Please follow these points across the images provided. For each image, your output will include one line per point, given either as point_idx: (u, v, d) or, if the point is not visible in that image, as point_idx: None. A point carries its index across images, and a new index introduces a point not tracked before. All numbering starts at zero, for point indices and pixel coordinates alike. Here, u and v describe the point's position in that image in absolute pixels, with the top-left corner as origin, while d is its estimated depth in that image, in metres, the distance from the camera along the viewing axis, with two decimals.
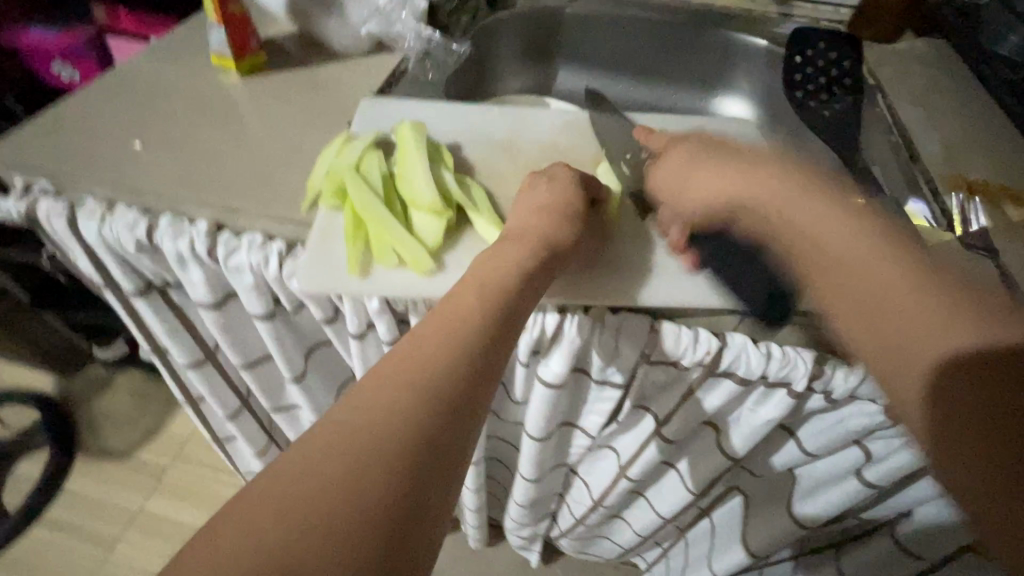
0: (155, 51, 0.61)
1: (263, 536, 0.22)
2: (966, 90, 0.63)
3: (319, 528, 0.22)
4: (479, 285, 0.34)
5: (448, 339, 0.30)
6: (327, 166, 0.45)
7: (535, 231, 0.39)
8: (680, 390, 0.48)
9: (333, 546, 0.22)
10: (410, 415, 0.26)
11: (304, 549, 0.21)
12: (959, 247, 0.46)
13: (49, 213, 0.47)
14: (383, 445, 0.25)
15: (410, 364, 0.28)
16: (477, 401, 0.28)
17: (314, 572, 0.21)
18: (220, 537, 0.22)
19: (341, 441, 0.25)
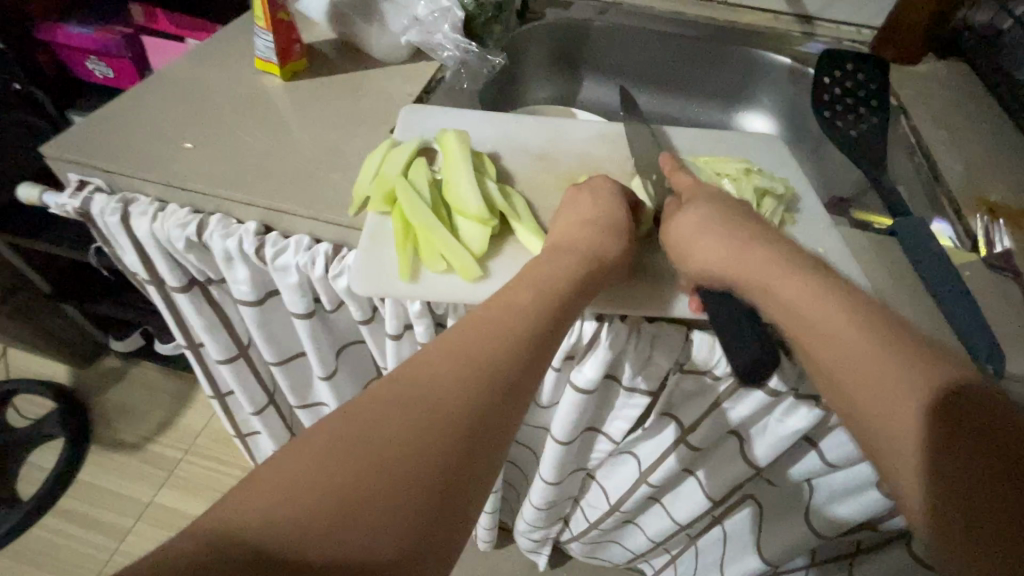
0: (200, 53, 0.62)
1: (337, 474, 0.25)
2: (987, 114, 0.65)
3: (384, 476, 0.25)
4: (527, 279, 0.37)
5: (503, 333, 0.32)
6: (375, 172, 0.46)
7: (580, 239, 0.40)
8: (709, 399, 0.49)
9: (396, 491, 0.25)
10: (468, 400, 0.28)
11: (371, 492, 0.25)
12: (983, 268, 0.47)
13: (103, 209, 0.48)
14: (443, 424, 0.27)
15: (472, 349, 0.31)
16: (525, 384, 0.31)
17: (379, 510, 0.24)
18: (299, 468, 0.25)
19: (404, 411, 0.27)
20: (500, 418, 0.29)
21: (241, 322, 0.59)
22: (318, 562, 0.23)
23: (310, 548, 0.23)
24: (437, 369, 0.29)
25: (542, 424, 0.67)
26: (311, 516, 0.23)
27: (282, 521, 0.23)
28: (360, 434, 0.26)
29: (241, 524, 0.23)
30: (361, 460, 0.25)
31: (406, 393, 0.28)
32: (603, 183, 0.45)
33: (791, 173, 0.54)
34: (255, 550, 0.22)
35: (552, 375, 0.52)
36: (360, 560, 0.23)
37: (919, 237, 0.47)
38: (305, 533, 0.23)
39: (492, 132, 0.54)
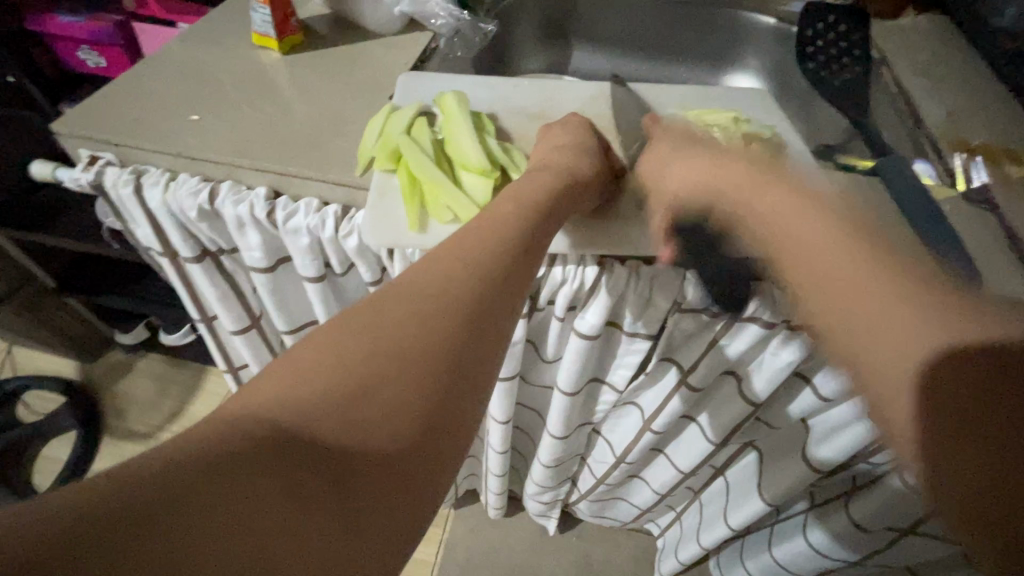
0: (197, 31, 0.63)
1: (346, 361, 0.27)
2: (965, 62, 0.67)
3: (392, 361, 0.28)
4: (521, 204, 0.39)
5: (489, 249, 0.35)
6: (379, 133, 0.48)
7: (568, 175, 0.43)
8: (707, 339, 0.51)
9: (402, 373, 0.27)
10: (463, 303, 0.31)
11: (380, 374, 0.27)
12: (961, 201, 0.49)
13: (116, 181, 0.50)
14: (439, 323, 0.30)
15: (461, 259, 0.33)
16: (514, 285, 0.34)
17: (387, 390, 0.27)
18: (320, 359, 0.27)
19: (402, 313, 0.29)
20: (496, 320, 0.32)
21: (252, 291, 0.61)
22: (331, 439, 0.25)
23: (322, 428, 0.25)
24: (432, 280, 0.32)
25: (546, 382, 0.70)
26: (319, 402, 0.26)
27: (293, 408, 0.25)
28: (364, 334, 0.28)
29: (254, 411, 0.25)
30: (365, 354, 0.28)
31: (404, 300, 0.30)
32: (591, 132, 0.48)
33: (779, 122, 0.56)
34: (269, 429, 0.24)
35: (556, 326, 0.54)
36: (371, 438, 0.26)
37: (901, 174, 0.49)
38: (316, 418, 0.25)
39: (488, 94, 0.56)
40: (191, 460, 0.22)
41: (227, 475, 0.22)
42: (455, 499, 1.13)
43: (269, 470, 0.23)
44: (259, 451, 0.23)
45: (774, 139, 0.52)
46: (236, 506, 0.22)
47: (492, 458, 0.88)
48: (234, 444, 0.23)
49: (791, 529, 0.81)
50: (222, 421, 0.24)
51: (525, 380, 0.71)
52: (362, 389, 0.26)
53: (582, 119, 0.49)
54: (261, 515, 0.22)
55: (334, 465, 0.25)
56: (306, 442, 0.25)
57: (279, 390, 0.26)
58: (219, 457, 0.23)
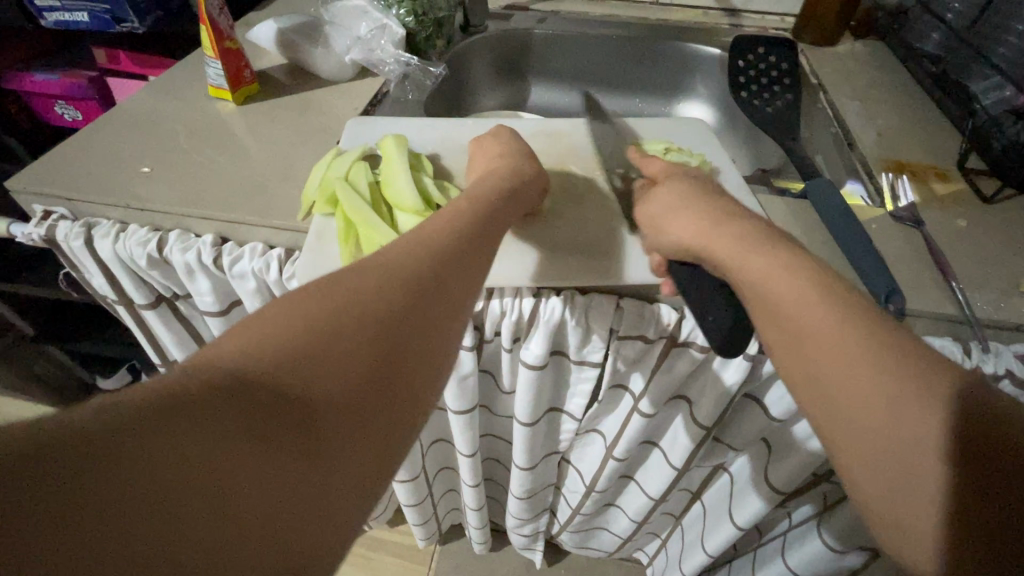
0: (157, 86, 0.66)
1: (310, 312, 0.27)
2: (897, 84, 0.70)
3: (360, 313, 0.28)
4: (464, 210, 0.40)
5: (437, 238, 0.35)
6: (320, 177, 0.50)
7: (503, 198, 0.43)
8: (652, 364, 0.52)
9: (366, 325, 0.28)
10: (424, 268, 0.32)
11: (347, 325, 0.27)
12: (889, 219, 0.51)
13: (67, 234, 0.52)
14: (393, 289, 0.30)
15: (420, 238, 0.35)
16: (472, 262, 0.36)
17: (353, 338, 0.27)
18: (280, 312, 0.26)
19: (368, 275, 0.30)
20: (454, 286, 0.33)
21: (210, 335, 0.62)
22: (297, 385, 0.24)
23: (286, 373, 0.24)
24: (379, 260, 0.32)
25: (510, 412, 0.70)
26: (282, 346, 0.25)
27: (247, 355, 0.24)
28: (322, 292, 0.28)
29: (215, 355, 0.24)
30: (329, 309, 0.27)
31: (354, 273, 0.30)
32: (524, 161, 0.49)
33: (712, 150, 0.58)
34: (232, 375, 0.23)
35: (505, 357, 0.55)
36: (336, 385, 0.25)
37: (828, 196, 0.50)
38: (280, 363, 0.24)
39: (431, 136, 0.58)
40: (150, 401, 0.20)
41: (191, 416, 0.21)
42: (438, 535, 1.11)
43: (239, 415, 0.22)
44: (221, 396, 0.22)
45: (704, 167, 0.54)
46: (195, 450, 0.20)
47: (467, 492, 0.87)
48: (197, 386, 0.22)
49: (771, 553, 0.80)
50: (187, 370, 0.23)
51: (490, 410, 0.71)
52: (325, 340, 0.26)
53: (518, 149, 0.51)
54: (225, 461, 0.21)
55: (299, 411, 0.24)
56: (269, 386, 0.23)
57: (244, 341, 0.24)
58: (185, 401, 0.21)
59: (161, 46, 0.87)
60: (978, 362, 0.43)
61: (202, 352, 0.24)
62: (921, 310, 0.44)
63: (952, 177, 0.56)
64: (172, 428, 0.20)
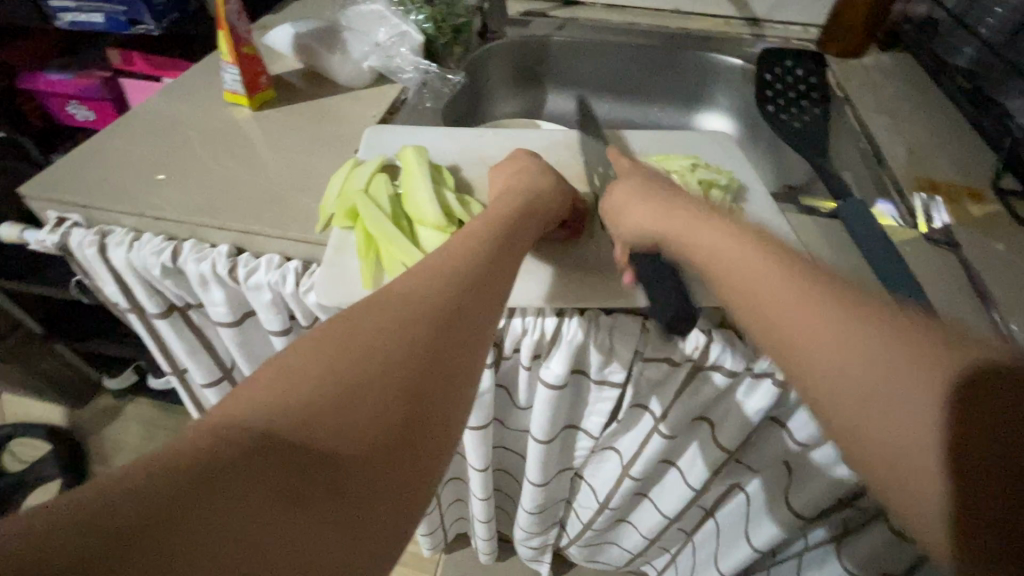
0: (173, 89, 0.65)
1: (331, 364, 0.28)
2: (926, 98, 0.68)
3: (379, 362, 0.29)
4: (489, 231, 0.40)
5: (460, 270, 0.36)
6: (338, 189, 0.49)
7: (526, 218, 0.43)
8: (675, 385, 0.51)
9: (386, 373, 0.29)
10: (441, 305, 0.33)
11: (365, 375, 0.28)
12: (923, 241, 0.49)
13: (81, 242, 0.51)
14: (414, 335, 0.31)
15: (439, 272, 0.35)
16: (493, 291, 0.36)
17: (374, 389, 0.28)
18: (305, 365, 0.28)
19: (387, 319, 0.31)
20: (474, 319, 0.34)
21: (222, 344, 0.61)
22: (321, 441, 0.25)
23: (311, 434, 0.25)
24: (401, 297, 0.32)
25: (524, 427, 0.69)
26: (306, 403, 0.26)
27: (274, 414, 0.25)
28: (344, 343, 0.29)
29: (247, 416, 0.25)
30: (351, 360, 0.28)
31: (374, 316, 0.31)
32: (547, 176, 0.48)
33: (739, 166, 0.57)
34: (263, 436, 0.24)
35: (524, 375, 0.54)
36: (360, 439, 0.26)
37: (862, 216, 0.49)
38: (304, 421, 0.26)
39: (451, 146, 0.57)
40: (186, 472, 0.22)
41: (225, 483, 0.22)
42: (444, 544, 1.10)
43: (269, 478, 0.23)
44: (253, 461, 0.23)
45: (732, 184, 0.53)
46: (228, 517, 0.22)
47: (477, 505, 0.85)
48: (230, 452, 0.23)
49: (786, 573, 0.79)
50: (222, 432, 0.24)
51: (503, 425, 0.70)
52: (347, 398, 0.27)
53: (539, 163, 0.49)
54: (255, 526, 0.22)
55: (325, 468, 0.25)
56: (297, 445, 0.25)
57: (272, 399, 0.26)
58: (219, 469, 0.23)
59: (176, 47, 0.87)
60: None
61: (237, 414, 0.25)
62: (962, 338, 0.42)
63: (985, 197, 0.55)
64: (208, 496, 0.22)
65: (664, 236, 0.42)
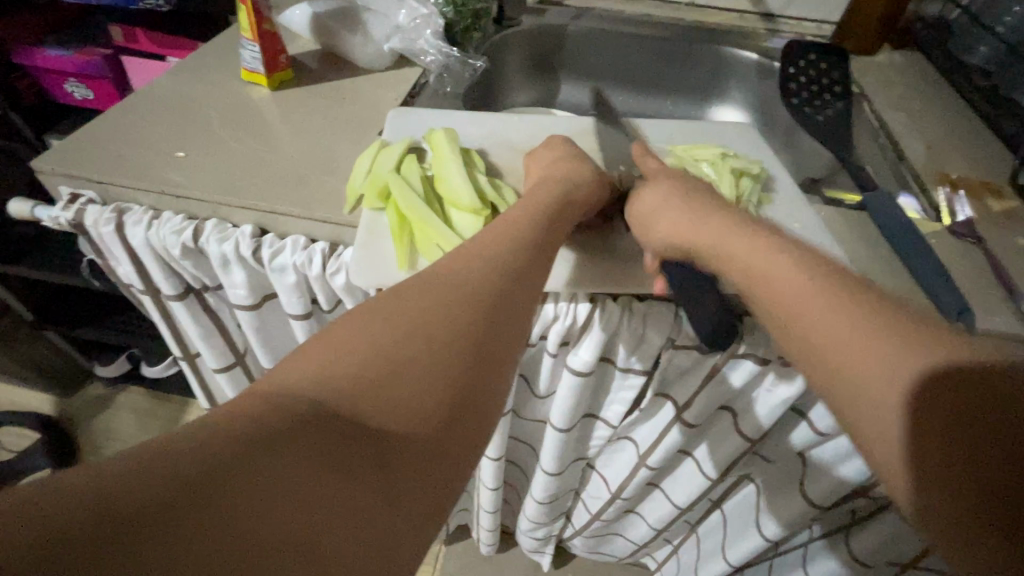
0: (186, 66, 0.63)
1: (379, 339, 0.27)
2: (942, 97, 0.69)
3: (425, 339, 0.28)
4: (529, 215, 0.40)
5: (499, 254, 0.35)
6: (367, 169, 0.48)
7: (563, 203, 0.42)
8: (701, 374, 0.51)
9: (432, 351, 0.28)
10: (484, 288, 0.32)
11: (412, 352, 0.27)
12: (948, 235, 0.50)
13: (96, 219, 0.49)
14: (460, 314, 0.30)
15: (480, 255, 0.34)
16: (533, 276, 0.35)
17: (419, 367, 0.27)
18: (354, 340, 0.27)
19: (431, 298, 0.30)
20: (516, 306, 0.33)
21: (237, 329, 0.60)
22: (367, 415, 0.25)
23: (360, 408, 0.25)
24: (444, 277, 0.32)
25: (539, 417, 0.68)
26: (354, 377, 0.25)
27: (323, 386, 0.25)
28: (391, 320, 0.28)
29: (296, 386, 0.25)
30: (398, 335, 0.28)
31: (420, 294, 0.31)
32: (579, 160, 0.47)
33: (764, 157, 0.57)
34: (311, 406, 0.24)
35: (548, 362, 0.53)
36: (406, 414, 0.26)
37: (890, 208, 0.49)
38: (351, 394, 0.25)
39: (476, 131, 0.56)
40: (238, 435, 0.21)
41: (273, 449, 0.22)
42: (445, 536, 1.09)
43: (316, 447, 0.23)
44: (303, 429, 0.23)
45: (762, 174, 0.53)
46: (281, 480, 0.21)
47: (485, 495, 0.85)
48: (279, 419, 0.23)
49: (791, 564, 0.80)
50: (271, 400, 0.24)
51: (517, 414, 0.69)
52: (397, 372, 0.26)
53: (573, 149, 0.49)
54: (305, 492, 0.21)
55: (371, 442, 0.24)
56: (343, 418, 0.24)
57: (320, 370, 0.25)
58: (269, 433, 0.22)
59: (182, 25, 0.84)
60: None
61: (290, 383, 0.25)
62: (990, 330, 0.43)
63: (1004, 193, 0.56)
64: (263, 459, 0.21)
65: (703, 223, 0.41)
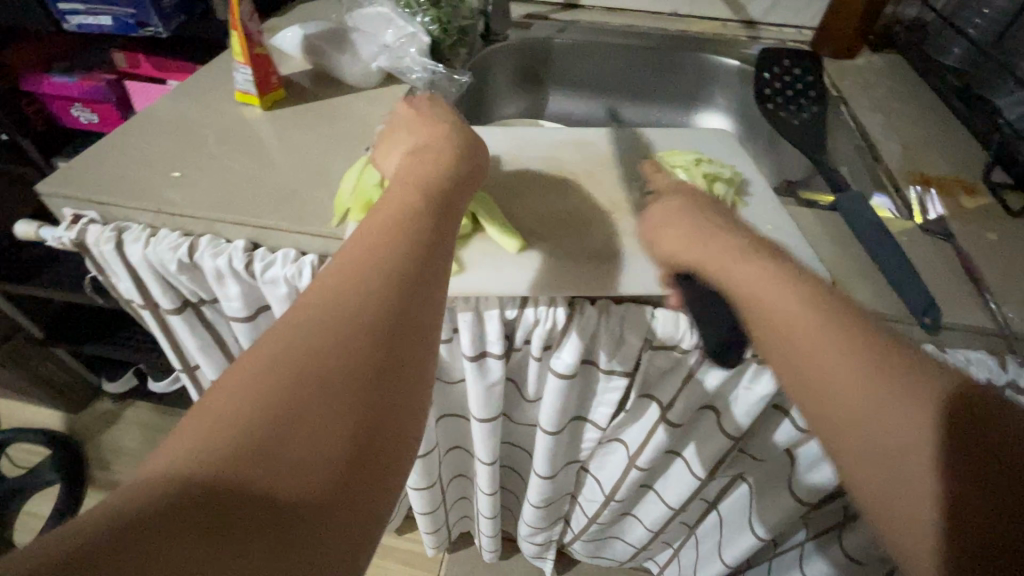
0: (183, 90, 0.66)
1: (262, 387, 0.25)
2: (920, 97, 0.70)
3: (315, 378, 0.26)
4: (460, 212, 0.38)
5: (396, 257, 0.32)
6: (352, 184, 0.50)
7: None
8: (682, 373, 0.52)
9: (326, 389, 0.26)
10: (379, 299, 0.29)
11: (302, 395, 0.26)
12: (920, 233, 0.51)
13: (97, 238, 0.51)
14: (353, 338, 0.28)
15: (375, 259, 0.31)
16: (435, 274, 0.33)
17: (310, 411, 0.25)
18: (241, 386, 0.25)
19: (320, 325, 0.28)
20: (418, 311, 0.30)
21: (234, 341, 0.62)
22: (252, 476, 0.23)
23: (245, 468, 0.23)
24: (334, 294, 0.29)
25: (531, 421, 0.70)
26: (236, 436, 0.24)
27: (203, 453, 0.23)
28: (278, 360, 0.26)
29: (176, 459, 0.23)
30: (284, 378, 0.26)
31: (313, 318, 0.28)
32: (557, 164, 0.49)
33: (741, 161, 0.59)
34: (186, 481, 0.22)
35: (534, 365, 0.55)
36: (301, 468, 0.24)
37: (860, 208, 0.50)
38: (235, 456, 0.23)
39: None
40: (108, 536, 0.20)
41: (148, 541, 0.21)
42: (447, 544, 1.10)
43: (202, 524, 0.22)
44: (180, 510, 0.22)
45: (736, 178, 0.55)
46: (183, 564, 0.21)
47: (483, 501, 0.86)
48: (152, 505, 0.21)
49: (789, 564, 0.80)
50: (144, 485, 0.22)
51: (510, 418, 0.71)
52: (289, 426, 0.25)
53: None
54: (209, 567, 0.21)
55: (264, 504, 0.23)
56: (228, 486, 0.23)
57: (197, 438, 0.24)
58: (140, 525, 0.21)
59: (182, 49, 0.87)
60: (1013, 376, 0.44)
61: (179, 455, 0.23)
62: (956, 324, 0.44)
63: (977, 190, 0.57)
64: (155, 547, 0.21)
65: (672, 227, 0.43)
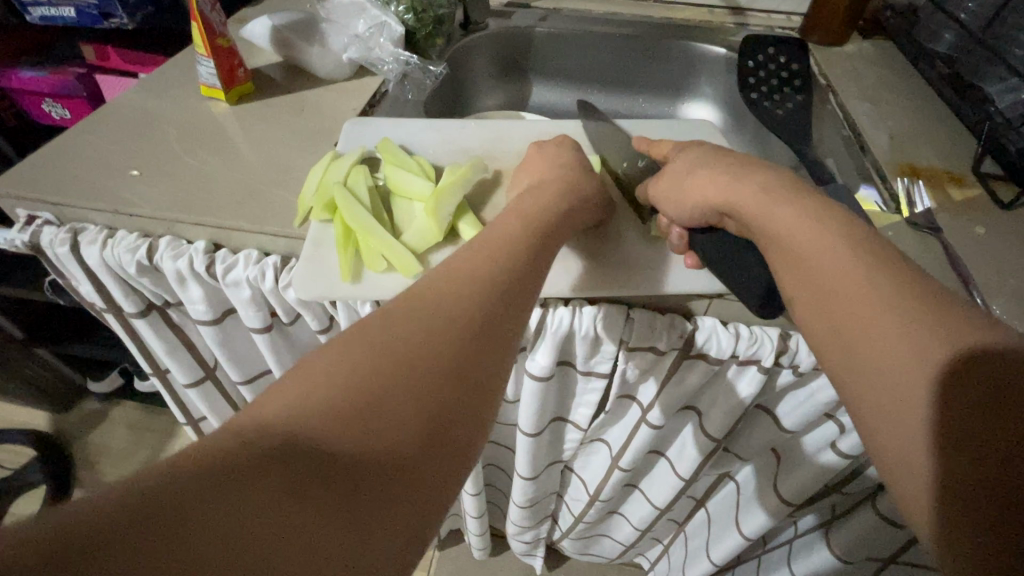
0: (147, 84, 0.63)
1: (362, 359, 0.25)
2: (910, 85, 0.68)
3: (410, 359, 0.26)
4: (522, 216, 0.38)
5: (486, 265, 0.32)
6: (318, 181, 0.48)
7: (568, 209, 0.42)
8: (662, 374, 0.50)
9: (418, 370, 0.26)
10: (473, 299, 0.29)
11: (394, 372, 0.25)
12: (906, 226, 0.49)
13: (52, 240, 0.49)
14: (448, 327, 0.28)
15: (470, 269, 0.31)
16: (519, 281, 0.32)
17: (403, 388, 0.25)
18: (341, 358, 0.25)
19: (419, 311, 0.28)
20: (507, 315, 0.30)
21: (205, 344, 0.60)
22: (341, 443, 0.23)
23: (336, 434, 0.23)
24: (430, 289, 0.29)
25: (513, 421, 0.68)
26: (331, 404, 0.23)
27: (301, 413, 0.23)
28: (378, 337, 0.26)
29: (271, 415, 0.23)
30: (384, 352, 0.26)
31: (413, 304, 0.28)
32: (568, 166, 0.47)
33: None
34: (280, 437, 0.22)
35: (510, 367, 0.53)
36: (387, 443, 0.23)
37: (845, 201, 0.49)
38: (327, 422, 0.23)
39: (433, 139, 0.56)
40: (202, 473, 0.20)
41: (236, 484, 0.20)
42: (436, 542, 1.09)
43: (289, 481, 0.21)
44: (271, 463, 0.21)
45: None
46: (260, 513, 0.20)
47: (468, 501, 0.85)
48: (248, 450, 0.21)
49: (777, 562, 0.79)
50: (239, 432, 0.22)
51: (491, 418, 0.69)
52: (377, 398, 0.24)
53: (573, 161, 0.48)
54: (284, 523, 0.20)
55: (345, 472, 0.22)
56: (316, 448, 0.22)
57: (296, 400, 0.23)
58: (236, 468, 0.20)
59: (153, 42, 0.84)
60: None
61: (270, 406, 0.23)
62: None
63: (966, 181, 0.55)
64: (238, 494, 0.20)
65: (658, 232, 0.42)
